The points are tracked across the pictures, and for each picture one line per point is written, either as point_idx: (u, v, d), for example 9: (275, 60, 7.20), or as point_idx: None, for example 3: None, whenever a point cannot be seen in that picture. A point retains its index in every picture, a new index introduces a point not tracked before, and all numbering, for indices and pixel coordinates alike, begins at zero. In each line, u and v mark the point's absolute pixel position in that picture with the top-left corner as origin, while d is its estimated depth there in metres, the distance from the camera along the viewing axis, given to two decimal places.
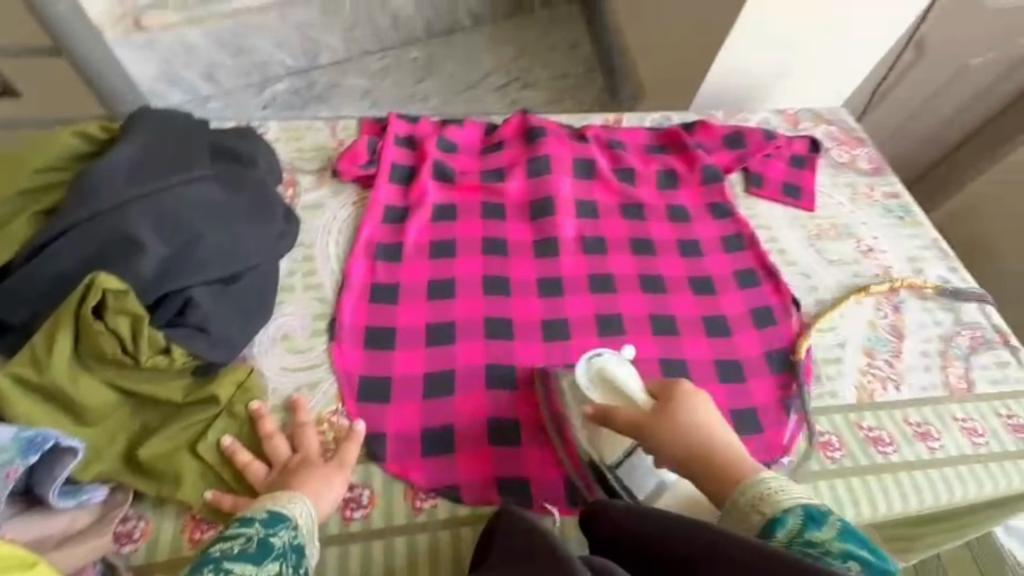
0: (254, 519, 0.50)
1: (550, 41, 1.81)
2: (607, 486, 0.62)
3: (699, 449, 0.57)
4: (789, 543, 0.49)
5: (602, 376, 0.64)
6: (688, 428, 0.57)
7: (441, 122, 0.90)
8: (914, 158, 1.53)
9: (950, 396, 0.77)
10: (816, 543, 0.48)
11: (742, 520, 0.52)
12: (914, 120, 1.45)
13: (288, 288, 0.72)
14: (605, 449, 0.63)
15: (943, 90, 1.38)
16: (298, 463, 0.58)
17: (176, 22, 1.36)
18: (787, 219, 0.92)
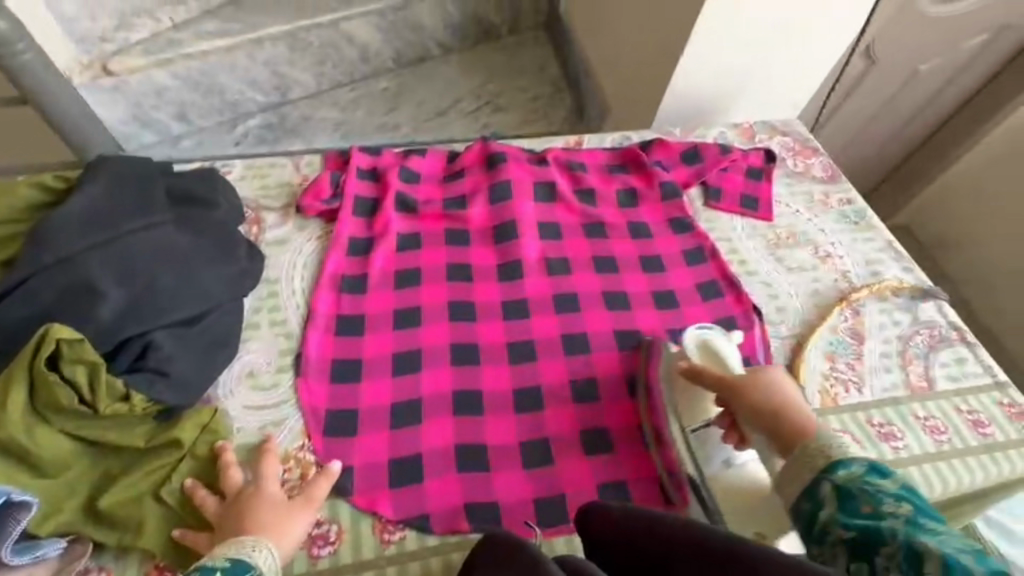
0: (215, 569, 0.49)
1: (517, 65, 1.86)
2: (700, 496, 0.65)
3: (779, 406, 0.60)
4: (849, 480, 0.51)
5: (707, 349, 0.71)
6: (773, 388, 0.61)
7: (404, 153, 0.92)
8: (880, 158, 1.63)
9: (911, 395, 0.79)
10: (874, 484, 0.50)
11: (808, 462, 0.54)
12: (874, 125, 1.53)
13: (254, 326, 0.72)
14: (688, 414, 0.68)
15: (900, 95, 1.46)
16: (251, 494, 0.57)
17: (143, 66, 1.39)
18: (746, 229, 0.94)
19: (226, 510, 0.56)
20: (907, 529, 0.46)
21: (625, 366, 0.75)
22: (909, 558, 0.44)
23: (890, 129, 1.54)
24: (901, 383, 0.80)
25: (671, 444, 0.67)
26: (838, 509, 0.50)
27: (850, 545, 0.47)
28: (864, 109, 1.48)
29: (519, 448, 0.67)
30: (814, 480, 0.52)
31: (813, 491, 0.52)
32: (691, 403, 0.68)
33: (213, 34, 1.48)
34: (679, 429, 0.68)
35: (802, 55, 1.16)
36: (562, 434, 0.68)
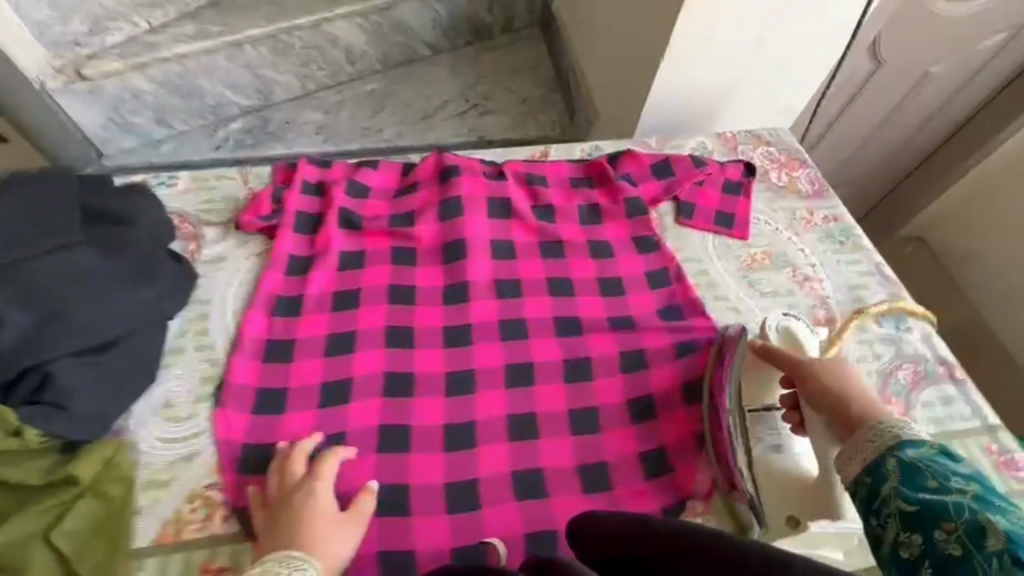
0: None
1: (509, 66, 1.81)
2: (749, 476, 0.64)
3: (845, 389, 0.59)
4: (917, 457, 0.49)
5: (788, 336, 0.73)
6: (842, 372, 0.61)
7: (356, 165, 0.88)
8: (889, 165, 1.54)
9: None
10: (945, 463, 0.48)
11: (874, 438, 0.52)
12: (882, 130, 1.44)
13: (178, 350, 0.69)
14: (750, 393, 0.67)
15: (910, 99, 1.37)
16: (303, 504, 0.56)
17: (119, 69, 1.38)
18: (718, 249, 0.88)
19: (279, 507, 0.56)
20: (973, 504, 0.43)
21: (571, 400, 0.70)
22: (972, 531, 0.41)
23: (900, 136, 1.45)
24: None
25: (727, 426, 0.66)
26: (897, 481, 0.48)
27: (907, 515, 0.46)
28: (872, 115, 1.40)
29: (445, 490, 0.62)
30: (877, 457, 0.51)
31: (873, 466, 0.51)
32: (755, 383, 0.67)
33: (191, 37, 1.46)
34: (737, 409, 0.67)
35: (792, 60, 1.09)
36: (493, 475, 0.63)
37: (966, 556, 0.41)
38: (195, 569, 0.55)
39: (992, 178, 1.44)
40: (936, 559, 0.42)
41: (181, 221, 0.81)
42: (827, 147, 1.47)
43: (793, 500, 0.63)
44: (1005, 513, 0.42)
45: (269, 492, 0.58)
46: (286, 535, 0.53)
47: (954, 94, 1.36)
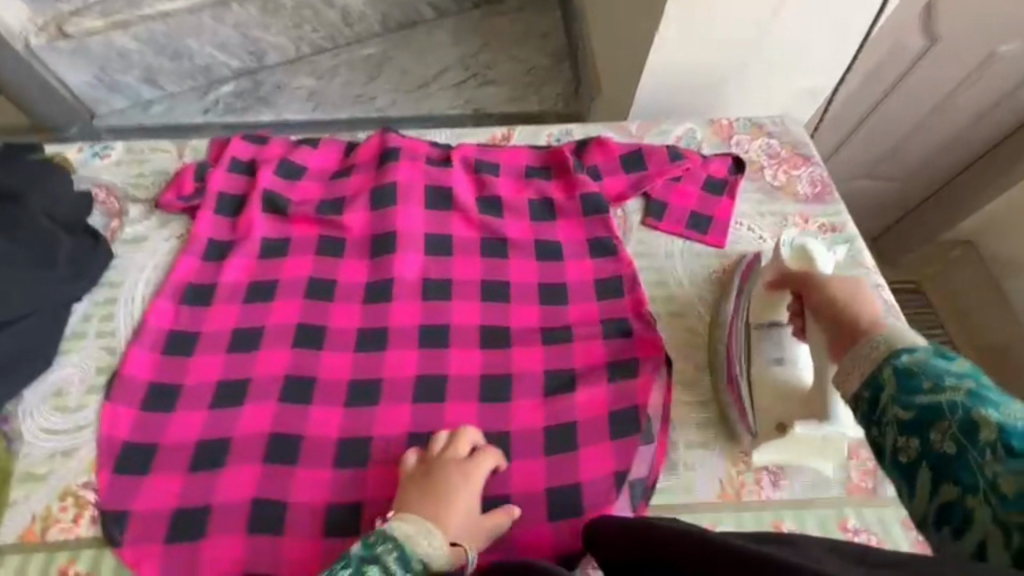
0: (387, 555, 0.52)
1: (517, 33, 1.67)
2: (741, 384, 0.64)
3: (847, 304, 0.53)
4: (912, 364, 0.42)
5: (800, 252, 0.67)
6: (850, 287, 0.55)
7: (295, 143, 0.81)
8: (942, 157, 1.34)
9: (844, 499, 0.61)
10: (942, 364, 0.41)
11: (865, 349, 0.46)
12: (939, 115, 1.24)
13: (78, 336, 0.66)
14: (758, 310, 0.66)
15: (973, 81, 1.17)
16: (451, 494, 0.57)
17: (100, 28, 1.35)
18: (685, 257, 0.77)
19: (435, 474, 0.57)
20: (968, 401, 0.38)
21: (482, 421, 0.64)
22: (966, 429, 0.37)
23: (958, 124, 1.26)
24: (836, 480, 0.62)
25: (730, 340, 0.67)
26: (892, 388, 0.42)
27: (904, 423, 0.40)
28: (926, 98, 1.21)
29: (325, 511, 0.58)
30: (873, 371, 0.44)
31: (868, 377, 0.44)
32: (763, 299, 0.66)
33: None
34: (742, 324, 0.67)
35: (822, 37, 0.91)
36: (380, 498, 0.58)
37: (961, 453, 0.36)
38: (53, 570, 0.54)
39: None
40: (930, 462, 0.38)
41: (106, 195, 0.78)
42: (869, 134, 1.29)
43: (784, 409, 0.61)
44: (1007, 408, 0.36)
45: (433, 452, 0.59)
46: (434, 507, 0.56)
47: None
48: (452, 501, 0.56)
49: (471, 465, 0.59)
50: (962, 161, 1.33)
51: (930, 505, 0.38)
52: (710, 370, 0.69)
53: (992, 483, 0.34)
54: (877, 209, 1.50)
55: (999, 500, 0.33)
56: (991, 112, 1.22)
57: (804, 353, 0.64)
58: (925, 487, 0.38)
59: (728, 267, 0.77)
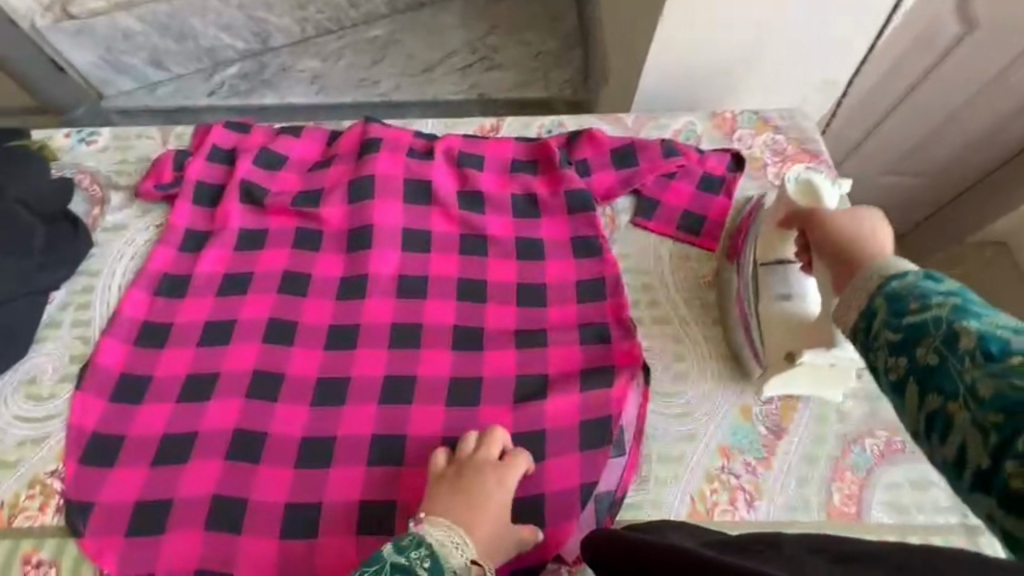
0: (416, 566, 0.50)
1: (528, 16, 1.62)
2: (753, 318, 0.65)
3: (850, 238, 0.52)
4: (903, 287, 0.41)
5: (806, 187, 0.67)
6: (855, 221, 0.53)
7: (277, 131, 0.80)
8: (978, 152, 1.25)
9: (824, 524, 0.58)
10: (929, 284, 0.41)
11: (858, 277, 0.45)
12: (975, 106, 1.16)
13: (55, 324, 0.67)
14: (766, 246, 0.66)
15: (1016, 71, 1.09)
16: (484, 498, 0.56)
17: (104, 9, 1.34)
18: (675, 259, 0.74)
19: (466, 477, 0.56)
20: (952, 317, 0.38)
21: (448, 426, 0.62)
22: (950, 342, 0.37)
23: (997, 117, 1.17)
24: (816, 503, 0.59)
25: (740, 279, 0.68)
26: (883, 312, 0.41)
27: (894, 343, 0.40)
28: (961, 89, 1.13)
29: (284, 512, 0.57)
30: (868, 300, 0.43)
31: (862, 308, 0.43)
32: (771, 236, 0.66)
33: None
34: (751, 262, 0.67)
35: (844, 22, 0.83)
36: (339, 501, 0.58)
37: (943, 364, 0.37)
38: (18, 557, 0.55)
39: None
40: (918, 377, 0.39)
41: (89, 181, 0.77)
42: (896, 127, 1.22)
43: (792, 339, 0.61)
44: (989, 319, 0.37)
45: (462, 454, 0.58)
46: (464, 513, 0.55)
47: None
48: (482, 506, 0.56)
49: (507, 467, 0.58)
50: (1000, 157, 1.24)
51: (919, 421, 0.39)
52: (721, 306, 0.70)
53: (972, 388, 0.35)
54: (906, 206, 1.42)
55: (977, 403, 0.35)
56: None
57: (813, 286, 0.64)
58: (915, 403, 0.39)
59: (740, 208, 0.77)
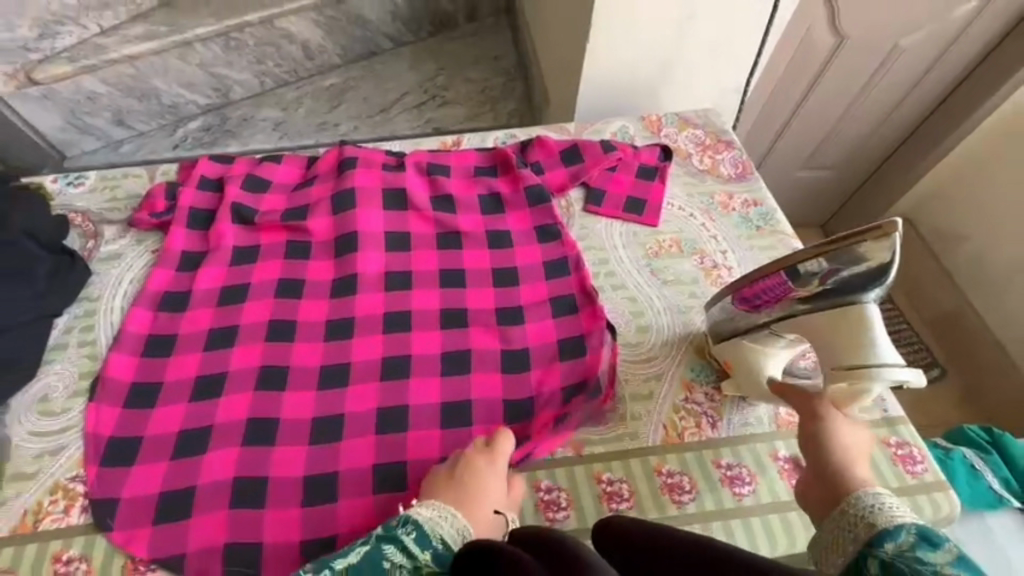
0: (402, 536, 0.55)
1: (471, 57, 1.80)
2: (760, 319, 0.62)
3: (840, 445, 0.55)
4: (896, 554, 0.43)
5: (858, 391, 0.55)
6: (842, 428, 0.56)
7: (260, 159, 0.88)
8: (875, 139, 1.58)
9: (775, 433, 0.67)
10: (922, 557, 0.42)
11: (846, 515, 0.50)
12: (863, 101, 1.45)
13: (60, 347, 0.71)
14: (785, 326, 0.60)
15: (880, 78, 1.40)
16: (473, 477, 0.59)
17: (72, 73, 1.38)
18: (624, 237, 0.85)
19: (459, 468, 0.60)
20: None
21: (442, 396, 0.69)
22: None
23: (876, 114, 1.49)
24: (767, 417, 0.68)
25: (774, 297, 0.59)
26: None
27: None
28: (845, 92, 1.42)
29: (304, 482, 0.62)
30: (858, 556, 0.46)
31: (853, 557, 0.47)
32: (808, 331, 0.57)
33: (140, 38, 1.44)
34: (786, 312, 0.58)
35: (744, 33, 0.99)
36: (353, 469, 0.63)
37: None
38: (46, 558, 0.57)
39: (987, 152, 1.47)
40: None
41: (82, 219, 0.82)
42: (806, 118, 1.48)
43: (737, 366, 0.67)
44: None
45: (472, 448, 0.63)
46: (468, 498, 0.58)
47: (934, 63, 1.38)
48: (472, 488, 0.58)
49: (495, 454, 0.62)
50: (887, 146, 1.60)
51: None
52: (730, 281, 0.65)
53: None
54: (829, 192, 1.73)
55: None
56: (906, 99, 1.47)
57: (779, 360, 0.65)
58: None
59: (861, 243, 0.51)
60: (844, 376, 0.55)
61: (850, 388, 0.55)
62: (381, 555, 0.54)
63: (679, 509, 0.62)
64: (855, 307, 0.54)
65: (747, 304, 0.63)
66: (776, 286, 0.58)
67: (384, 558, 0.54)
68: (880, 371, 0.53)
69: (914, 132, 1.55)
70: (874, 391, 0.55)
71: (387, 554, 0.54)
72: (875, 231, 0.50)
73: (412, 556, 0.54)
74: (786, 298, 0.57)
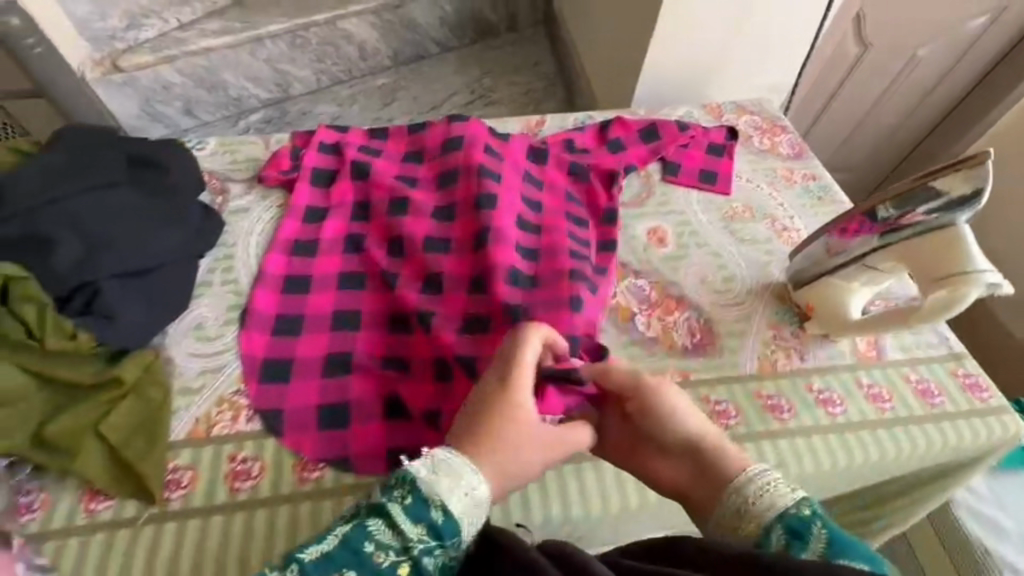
0: (394, 507, 0.47)
1: (513, 63, 1.86)
2: (849, 259, 0.70)
3: (691, 433, 0.55)
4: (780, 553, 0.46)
5: (952, 297, 0.63)
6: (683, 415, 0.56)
7: (371, 131, 0.95)
8: (895, 141, 1.68)
9: (857, 363, 0.75)
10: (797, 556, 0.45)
11: (735, 520, 0.50)
12: (883, 104, 1.57)
13: (206, 284, 0.77)
14: (885, 257, 0.67)
15: (908, 73, 1.50)
16: (489, 428, 0.52)
17: (151, 63, 1.48)
18: (701, 203, 0.94)
19: (482, 415, 0.52)
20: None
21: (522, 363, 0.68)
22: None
23: (902, 109, 1.59)
24: (848, 350, 0.76)
25: (866, 233, 0.67)
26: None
27: None
28: (868, 96, 1.54)
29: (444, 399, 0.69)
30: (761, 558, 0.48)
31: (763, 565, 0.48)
32: (904, 255, 0.66)
33: (216, 32, 1.56)
34: (882, 244, 0.66)
35: (794, 29, 1.11)
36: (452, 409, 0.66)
37: None
38: (223, 458, 0.63)
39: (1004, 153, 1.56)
40: None
41: (209, 177, 0.90)
42: (832, 119, 1.59)
43: (820, 307, 0.74)
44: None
45: (504, 352, 0.57)
46: (487, 447, 0.51)
47: (961, 57, 1.46)
48: (492, 439, 0.51)
49: (512, 395, 0.53)
50: (903, 149, 1.71)
51: None
52: (821, 224, 0.73)
53: None
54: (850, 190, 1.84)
55: None
56: (931, 94, 1.56)
57: (859, 298, 0.73)
58: None
59: (953, 172, 0.61)
60: (944, 284, 0.63)
61: (949, 295, 0.63)
62: (364, 534, 0.46)
63: (781, 424, 0.70)
64: (949, 228, 0.63)
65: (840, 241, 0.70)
66: (864, 225, 0.67)
67: (369, 536, 0.46)
68: (975, 278, 0.62)
69: (932, 131, 1.66)
70: (969, 297, 0.63)
71: (373, 531, 0.46)
72: (969, 160, 0.60)
73: (402, 531, 0.46)
74: (878, 233, 0.66)
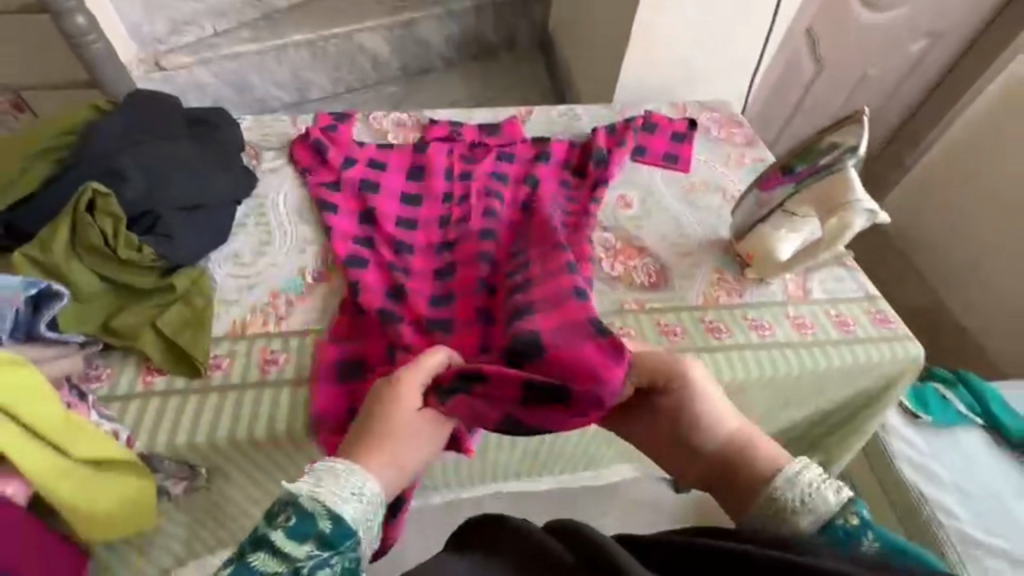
0: (282, 529, 0.47)
1: (510, 77, 2.06)
2: (771, 209, 0.86)
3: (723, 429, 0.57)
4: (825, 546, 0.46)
5: (841, 226, 0.80)
6: (717, 412, 0.57)
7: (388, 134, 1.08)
8: None
9: (787, 300, 0.89)
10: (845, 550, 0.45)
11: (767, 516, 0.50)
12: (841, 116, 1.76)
13: (242, 225, 0.91)
14: (797, 202, 0.82)
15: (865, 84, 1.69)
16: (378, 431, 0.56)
17: (190, 65, 1.68)
18: (664, 179, 1.09)
19: (375, 414, 0.57)
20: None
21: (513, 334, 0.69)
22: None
23: None
24: (780, 290, 0.90)
25: (780, 184, 0.84)
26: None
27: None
28: (827, 108, 1.72)
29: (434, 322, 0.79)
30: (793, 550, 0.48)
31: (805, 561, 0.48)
32: (809, 197, 0.81)
33: (247, 40, 1.76)
34: (793, 191, 0.82)
35: (747, 42, 1.30)
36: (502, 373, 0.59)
37: None
38: (257, 351, 0.77)
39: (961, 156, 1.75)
40: None
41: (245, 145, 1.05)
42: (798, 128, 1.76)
43: (757, 253, 0.89)
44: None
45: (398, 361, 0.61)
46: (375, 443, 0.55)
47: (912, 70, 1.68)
48: (381, 439, 0.56)
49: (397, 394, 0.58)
50: None
51: None
52: (749, 184, 0.90)
53: None
54: None
55: None
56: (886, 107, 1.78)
57: (789, 244, 0.87)
58: None
59: (842, 127, 0.79)
60: (835, 214, 0.79)
61: (838, 224, 0.80)
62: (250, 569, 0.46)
63: (719, 342, 0.84)
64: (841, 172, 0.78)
65: (765, 195, 0.86)
66: (778, 180, 0.84)
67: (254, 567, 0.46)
68: (856, 208, 0.78)
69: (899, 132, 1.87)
70: (856, 223, 0.79)
71: (255, 563, 0.46)
72: (849, 118, 0.78)
73: (289, 549, 0.47)
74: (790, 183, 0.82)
